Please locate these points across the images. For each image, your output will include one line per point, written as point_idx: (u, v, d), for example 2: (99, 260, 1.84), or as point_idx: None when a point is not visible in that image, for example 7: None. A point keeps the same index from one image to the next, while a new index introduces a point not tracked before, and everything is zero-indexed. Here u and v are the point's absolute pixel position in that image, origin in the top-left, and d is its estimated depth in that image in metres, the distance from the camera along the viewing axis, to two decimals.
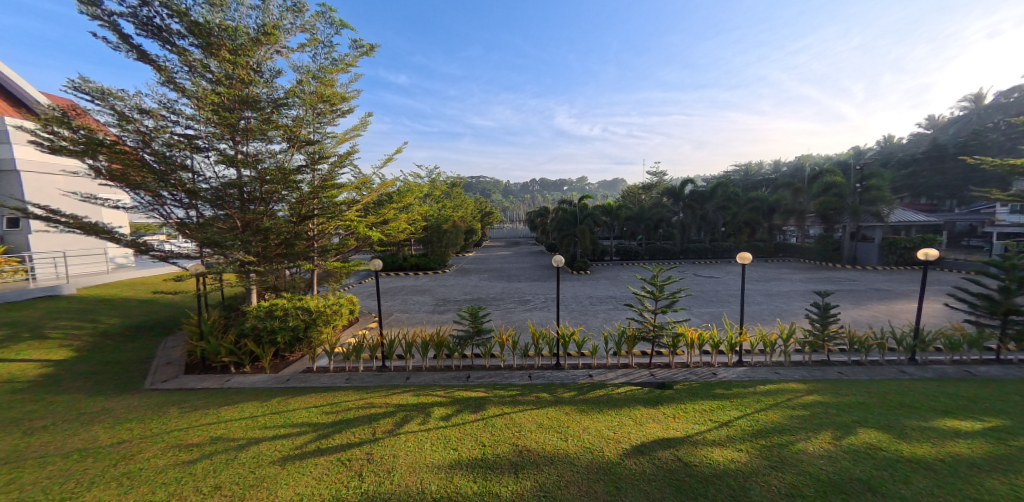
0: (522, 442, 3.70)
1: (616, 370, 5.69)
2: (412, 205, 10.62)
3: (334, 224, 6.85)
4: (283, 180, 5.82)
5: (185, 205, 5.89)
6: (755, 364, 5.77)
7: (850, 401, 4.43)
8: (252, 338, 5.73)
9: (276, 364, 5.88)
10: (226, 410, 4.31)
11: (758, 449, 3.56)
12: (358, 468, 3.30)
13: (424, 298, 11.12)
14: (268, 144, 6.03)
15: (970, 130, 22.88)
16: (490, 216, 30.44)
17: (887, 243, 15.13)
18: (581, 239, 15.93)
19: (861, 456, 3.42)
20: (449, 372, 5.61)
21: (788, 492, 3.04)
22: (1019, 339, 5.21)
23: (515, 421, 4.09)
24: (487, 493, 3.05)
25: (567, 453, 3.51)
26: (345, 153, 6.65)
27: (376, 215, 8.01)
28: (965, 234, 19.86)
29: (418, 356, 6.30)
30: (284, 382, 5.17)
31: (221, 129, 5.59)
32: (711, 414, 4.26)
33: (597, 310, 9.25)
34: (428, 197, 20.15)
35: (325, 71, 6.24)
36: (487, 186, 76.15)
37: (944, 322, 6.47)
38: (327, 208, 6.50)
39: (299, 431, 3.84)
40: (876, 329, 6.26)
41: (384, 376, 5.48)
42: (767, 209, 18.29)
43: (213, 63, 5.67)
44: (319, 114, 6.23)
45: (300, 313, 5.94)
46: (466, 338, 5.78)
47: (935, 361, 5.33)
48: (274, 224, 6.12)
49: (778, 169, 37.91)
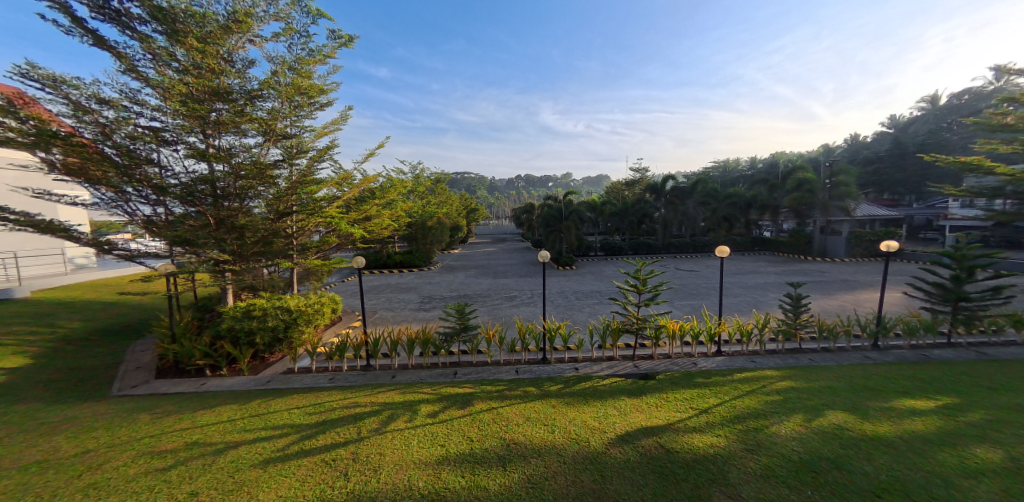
0: (510, 436, 3.83)
1: (600, 363, 5.89)
2: (395, 201, 10.63)
3: (314, 221, 6.91)
4: (258, 175, 5.78)
5: (152, 202, 5.68)
6: (733, 353, 6.04)
7: (820, 386, 4.71)
8: (229, 339, 5.70)
9: (255, 366, 5.86)
10: (203, 414, 4.32)
11: (736, 434, 3.78)
12: (343, 468, 3.37)
13: (409, 295, 11.22)
14: (243, 137, 5.98)
15: (928, 129, 24.09)
16: (477, 213, 30.59)
17: (854, 237, 15.80)
18: (566, 235, 16.35)
19: (830, 436, 3.67)
20: (436, 369, 5.70)
21: (763, 473, 3.24)
22: (968, 323, 5.60)
23: (503, 416, 4.22)
24: (475, 486, 3.16)
25: (554, 445, 3.66)
26: (324, 147, 6.66)
27: (358, 211, 8.05)
28: (923, 228, 20.94)
29: (404, 354, 6.36)
30: (265, 384, 5.19)
31: (190, 122, 5.50)
32: (692, 402, 4.48)
33: (583, 304, 9.45)
34: (412, 192, 20.10)
35: (302, 62, 6.24)
36: (472, 183, 76.23)
37: (904, 310, 6.86)
38: (306, 204, 6.55)
39: (281, 433, 3.89)
40: (843, 318, 6.60)
41: (369, 375, 5.53)
42: (744, 204, 18.79)
43: (179, 51, 5.54)
44: (295, 107, 6.29)
45: (281, 312, 5.96)
46: (453, 334, 5.90)
47: (895, 346, 5.69)
48: (250, 221, 5.97)
49: (754, 166, 39.20)
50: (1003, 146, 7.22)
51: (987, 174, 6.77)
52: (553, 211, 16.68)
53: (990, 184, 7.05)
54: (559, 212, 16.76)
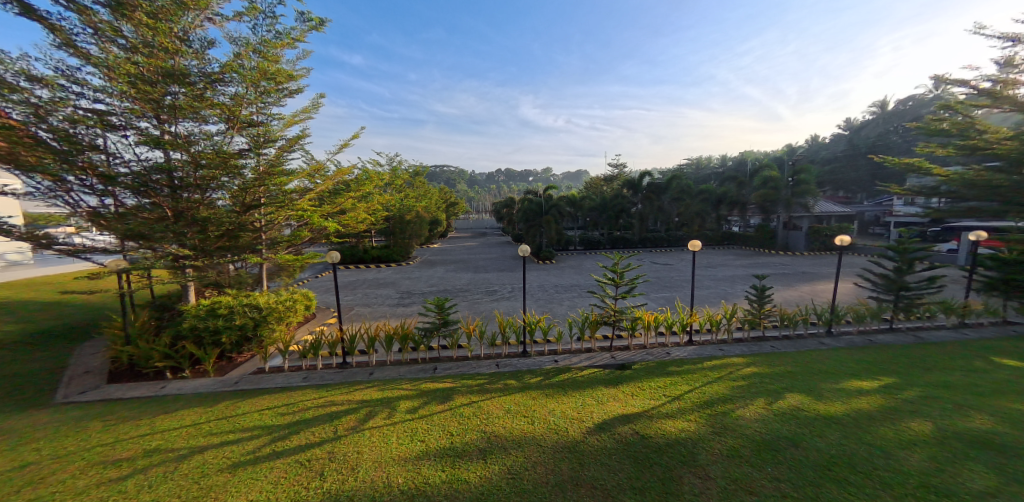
0: (491, 429, 3.99)
1: (579, 354, 6.13)
2: (371, 194, 10.62)
3: (285, 214, 6.81)
4: (222, 164, 5.60)
5: (97, 192, 5.32)
6: (703, 342, 6.39)
7: (780, 371, 5.07)
8: (191, 340, 5.61)
9: (223, 367, 5.81)
10: (164, 419, 4.29)
11: (705, 418, 4.06)
12: (319, 468, 3.44)
13: (387, 290, 11.21)
14: (203, 124, 5.79)
15: (878, 132, 25.68)
16: (457, 207, 30.53)
17: (812, 232, 16.79)
18: (546, 230, 16.53)
19: (788, 417, 4.00)
20: (415, 365, 5.80)
21: (728, 453, 3.52)
22: (907, 311, 6.13)
23: (483, 409, 4.38)
24: (455, 479, 3.29)
25: (535, 436, 3.84)
26: (294, 137, 6.57)
27: (332, 204, 8.00)
28: (871, 224, 22.24)
29: (382, 351, 6.42)
30: (233, 384, 5.18)
31: (140, 105, 5.27)
32: (665, 389, 4.75)
33: (563, 298, 9.70)
34: (389, 185, 19.89)
35: (269, 45, 6.14)
36: (452, 176, 75.81)
37: (854, 299, 7.40)
38: (276, 197, 6.36)
39: (251, 436, 3.92)
40: (802, 307, 7.07)
41: (346, 372, 5.59)
42: (715, 200, 19.49)
43: (126, 27, 5.26)
44: (262, 92, 6.11)
45: (249, 310, 5.89)
46: (433, 329, 6.02)
47: (846, 333, 6.12)
48: (213, 213, 5.84)
49: (722, 164, 40.71)
50: (939, 149, 7.87)
51: (925, 175, 7.37)
52: (532, 206, 16.76)
53: (929, 183, 7.67)
54: (540, 207, 16.87)
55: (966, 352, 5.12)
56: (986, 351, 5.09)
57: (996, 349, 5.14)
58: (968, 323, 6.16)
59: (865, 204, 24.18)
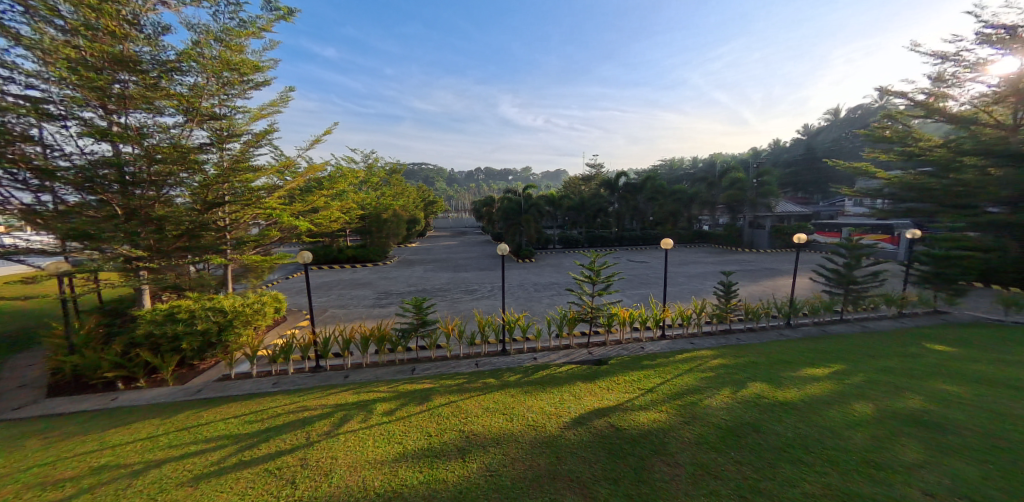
0: (469, 428, 4.07)
1: (558, 351, 6.30)
2: (345, 192, 10.53)
3: (251, 213, 6.84)
4: (181, 159, 5.39)
5: (33, 188, 4.88)
6: (676, 336, 6.68)
7: (746, 362, 5.39)
8: (146, 347, 5.47)
9: (183, 375, 5.66)
10: (116, 433, 4.11)
11: (675, 409, 4.28)
12: (290, 475, 3.40)
13: (363, 291, 11.10)
14: (157, 116, 5.58)
15: (833, 138, 27.35)
16: (435, 205, 30.38)
17: (775, 231, 17.70)
18: (526, 228, 16.70)
19: (751, 404, 4.28)
20: (393, 367, 5.82)
21: (696, 440, 3.73)
22: (855, 302, 6.63)
23: (461, 409, 4.47)
24: (433, 479, 3.32)
25: (512, 433, 3.94)
26: (261, 131, 6.49)
27: (303, 202, 7.85)
28: None
29: (358, 353, 6.41)
30: (195, 394, 5.05)
31: (83, 93, 4.92)
32: (639, 383, 4.98)
33: (542, 296, 9.92)
34: (364, 183, 19.61)
35: (232, 34, 6.00)
36: (430, 175, 75.16)
37: (810, 293, 7.92)
38: (241, 194, 6.32)
39: (215, 446, 3.81)
40: (765, 301, 7.49)
41: (320, 376, 5.56)
42: (687, 200, 20.13)
43: (64, 7, 4.88)
44: (225, 83, 6.07)
45: (212, 315, 5.75)
46: (411, 330, 6.04)
47: (804, 325, 6.56)
48: (171, 212, 5.61)
49: (694, 165, 42.17)
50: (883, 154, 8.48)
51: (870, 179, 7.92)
52: (511, 204, 16.94)
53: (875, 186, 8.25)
54: (518, 205, 17.13)
55: (907, 339, 5.60)
56: (922, 338, 5.60)
57: (929, 336, 5.67)
58: (905, 313, 6.78)
59: (823, 204, 25.70)
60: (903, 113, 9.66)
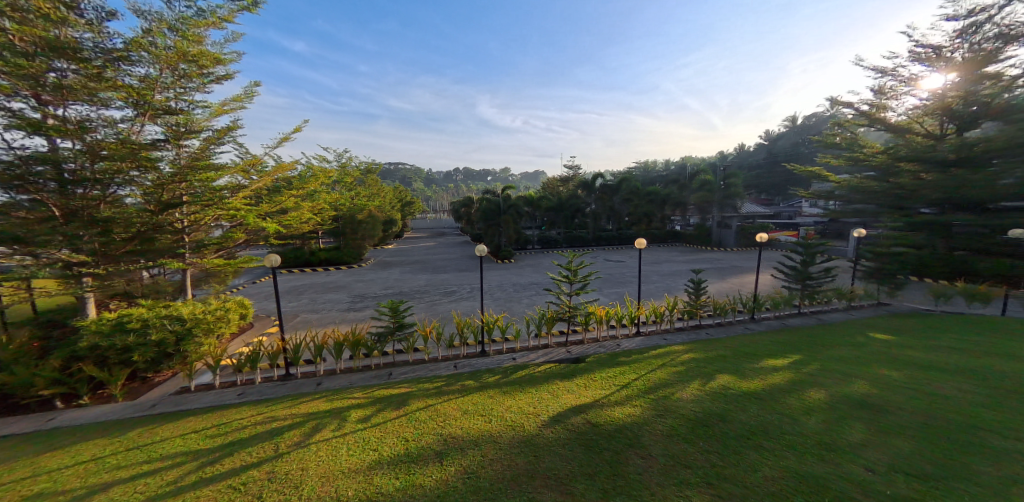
0: (447, 431, 4.05)
1: (537, 351, 6.45)
2: (316, 192, 10.35)
3: (212, 214, 6.44)
4: (130, 155, 5.13)
5: None
6: (650, 332, 6.95)
7: (715, 355, 5.68)
8: (90, 361, 4.96)
9: (135, 390, 5.27)
10: (55, 455, 3.74)
11: (648, 403, 4.47)
12: (257, 490, 3.25)
13: (336, 295, 10.93)
14: (101, 108, 5.18)
15: (793, 143, 28.92)
16: (413, 206, 30.14)
17: (741, 231, 18.55)
18: (505, 229, 16.82)
19: (719, 395, 4.54)
20: (369, 372, 5.81)
21: (668, 431, 3.89)
22: (811, 296, 7.10)
23: (439, 412, 4.45)
24: (410, 485, 3.27)
25: (491, 434, 3.96)
26: (222, 129, 6.33)
27: (271, 203, 7.64)
28: None
29: (331, 359, 6.34)
30: (151, 408, 4.76)
31: (13, 81, 4.47)
32: (615, 379, 5.18)
33: (522, 296, 10.08)
34: (338, 183, 19.23)
35: (189, 23, 5.77)
36: (408, 175, 74.35)
37: (772, 289, 8.40)
38: (202, 194, 6.08)
39: (172, 463, 3.57)
40: (732, 297, 7.89)
41: (289, 385, 5.47)
42: (661, 201, 20.67)
43: None
44: (181, 76, 5.85)
45: (169, 324, 5.37)
46: (388, 334, 5.98)
47: (766, 318, 6.95)
48: (118, 213, 5.29)
49: (666, 167, 43.53)
50: None
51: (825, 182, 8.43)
52: (491, 205, 17.05)
53: None
54: (497, 206, 17.20)
55: (857, 329, 6.06)
56: (869, 328, 6.07)
57: (874, 326, 6.16)
58: (854, 305, 7.34)
59: (784, 206, 27.13)
60: (851, 122, 12.02)
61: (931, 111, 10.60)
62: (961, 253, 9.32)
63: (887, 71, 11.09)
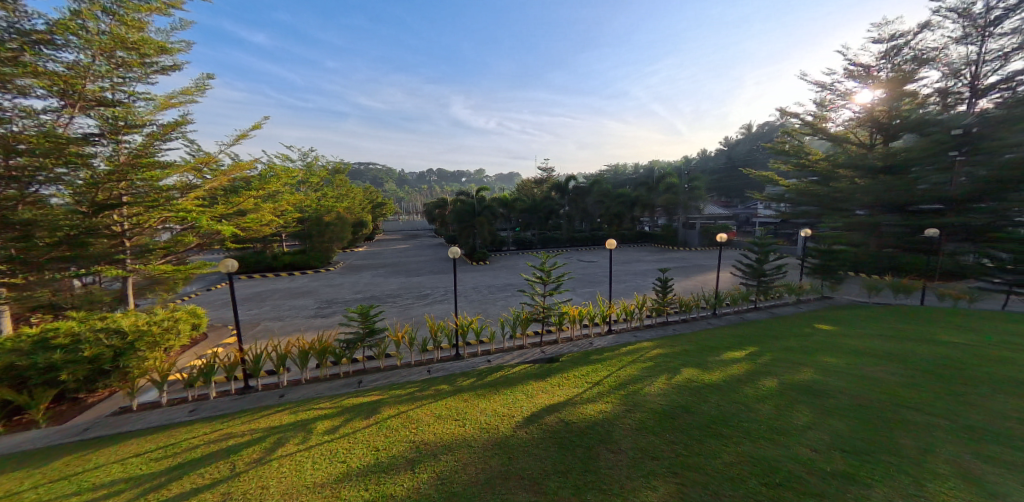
0: (420, 437, 3.89)
1: (511, 352, 6.59)
2: (278, 192, 10.03)
3: (157, 216, 6.06)
4: (57, 151, 4.76)
5: None
6: (621, 330, 7.21)
7: (680, 350, 5.99)
8: (7, 383, 4.30)
9: (63, 414, 4.65)
10: None
11: (618, 399, 4.65)
12: None
13: (302, 301, 10.62)
14: (23, 97, 4.89)
15: (750, 149, 30.71)
16: (384, 207, 29.66)
17: (705, 232, 19.45)
18: (480, 230, 16.87)
19: (684, 388, 4.79)
20: (337, 381, 5.71)
21: (637, 424, 4.03)
22: (766, 292, 7.65)
23: (412, 419, 4.28)
24: (381, 496, 3.13)
25: (465, 438, 3.86)
26: (167, 124, 6.02)
27: (226, 204, 7.25)
28: None
29: (295, 370, 6.14)
30: (82, 432, 4.23)
31: None
32: (588, 377, 5.38)
33: (497, 297, 10.20)
34: (304, 184, 18.63)
35: (129, 7, 5.46)
36: (379, 176, 73.08)
37: (732, 285, 8.95)
38: (145, 194, 5.74)
39: (107, 492, 3.19)
40: (696, 294, 8.33)
41: (249, 398, 5.15)
42: (631, 203, 20.78)
43: None
44: (118, 64, 5.58)
45: (107, 337, 4.82)
46: (357, 340, 5.88)
47: (727, 313, 7.40)
48: (45, 214, 4.86)
49: (634, 170, 44.97)
50: None
51: None
52: (465, 207, 17.06)
53: None
54: (471, 207, 17.21)
55: (805, 321, 6.58)
56: (815, 320, 6.61)
57: (819, 318, 6.68)
58: (802, 299, 7.99)
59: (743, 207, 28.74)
60: (798, 131, 13.17)
61: (868, 121, 11.67)
62: (889, 249, 10.45)
63: (826, 86, 12.11)
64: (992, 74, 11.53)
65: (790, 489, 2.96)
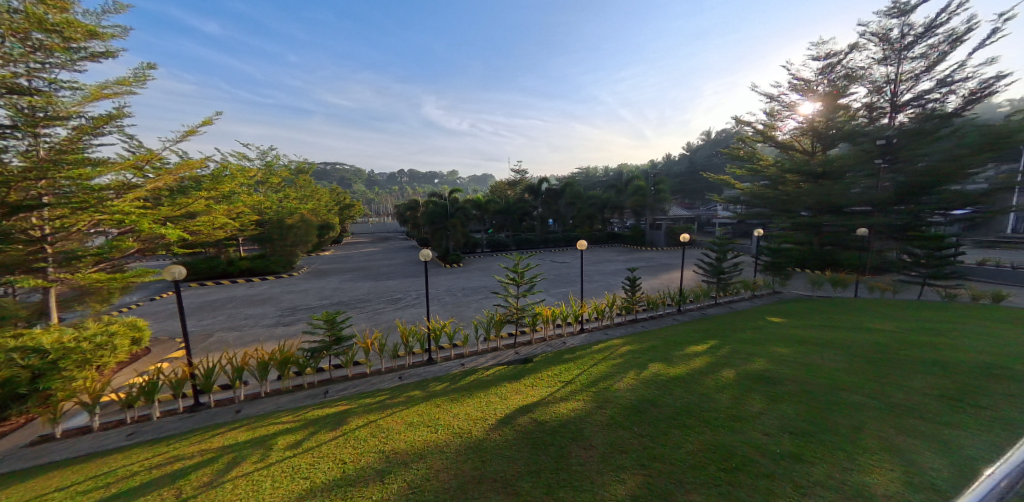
0: (390, 446, 3.84)
1: (485, 355, 6.68)
2: (234, 192, 9.56)
3: (92, 218, 5.43)
4: None
5: None
6: (593, 328, 7.44)
7: (647, 346, 6.29)
8: None
9: None
10: None
11: (590, 396, 4.83)
12: None
13: (261, 310, 10.26)
14: None
15: (710, 153, 32.28)
16: (352, 209, 28.95)
17: (670, 232, 20.24)
18: (453, 232, 16.84)
19: (651, 382, 5.05)
20: (302, 392, 5.59)
21: (607, 421, 4.19)
22: (725, 288, 8.15)
23: (381, 428, 4.22)
24: None
25: (436, 445, 3.83)
26: (98, 117, 5.38)
27: (173, 204, 6.72)
28: None
29: (254, 383, 5.92)
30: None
31: None
32: (561, 376, 5.55)
33: (471, 300, 10.26)
34: (263, 184, 17.86)
35: None
36: (348, 176, 71.23)
37: (695, 283, 9.44)
38: (72, 195, 5.07)
39: None
40: (662, 292, 8.72)
41: (199, 417, 4.92)
42: (601, 204, 21.72)
43: None
44: (37, 47, 5.08)
45: (23, 358, 4.40)
46: (323, 349, 5.82)
47: (691, 309, 7.81)
48: None
49: (603, 173, 46.14)
50: None
51: None
52: (437, 209, 16.99)
53: None
54: (444, 209, 17.14)
55: (760, 314, 7.06)
56: (769, 313, 7.08)
57: (772, 312, 7.16)
58: (757, 293, 8.58)
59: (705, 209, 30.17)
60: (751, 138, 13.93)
61: (814, 130, 12.53)
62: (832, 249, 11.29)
63: (774, 98, 12.83)
64: (908, 92, 12.63)
65: (747, 473, 3.15)
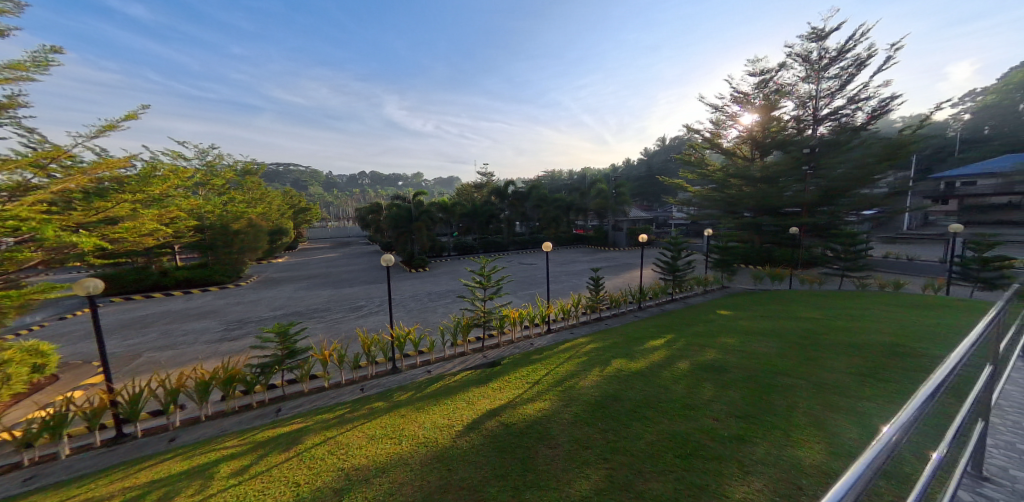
0: (350, 463, 3.80)
1: (453, 360, 6.72)
2: (164, 196, 8.90)
3: None
4: None
5: None
6: (559, 328, 7.65)
7: (610, 342, 6.58)
8: None
9: None
10: None
11: (557, 396, 5.00)
12: None
13: (201, 324, 9.73)
14: None
15: (665, 157, 33.87)
16: (308, 214, 27.83)
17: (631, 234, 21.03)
18: (418, 236, 16.67)
19: (614, 378, 5.30)
20: (251, 413, 5.38)
21: (573, 418, 4.38)
22: (679, 285, 8.69)
23: (340, 445, 4.17)
24: None
25: (398, 458, 3.83)
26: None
27: (87, 209, 5.64)
28: None
29: (195, 407, 5.62)
30: None
31: None
32: (528, 377, 5.70)
33: (437, 305, 10.23)
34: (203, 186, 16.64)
35: None
36: (306, 179, 68.39)
37: (652, 280, 9.97)
38: None
39: None
40: (623, 290, 9.11)
41: (123, 449, 4.58)
42: (567, 206, 22.25)
43: None
44: None
45: None
46: (273, 364, 5.58)
47: (650, 306, 8.25)
48: None
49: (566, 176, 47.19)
50: None
51: None
52: (401, 212, 16.77)
53: None
54: (408, 212, 16.93)
55: (711, 307, 7.59)
56: (720, 306, 7.62)
57: (721, 305, 7.68)
58: (709, 289, 9.19)
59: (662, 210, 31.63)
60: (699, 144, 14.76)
61: (756, 138, 13.47)
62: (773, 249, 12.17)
63: (717, 109, 13.67)
64: (824, 108, 13.92)
65: (699, 458, 3.39)
